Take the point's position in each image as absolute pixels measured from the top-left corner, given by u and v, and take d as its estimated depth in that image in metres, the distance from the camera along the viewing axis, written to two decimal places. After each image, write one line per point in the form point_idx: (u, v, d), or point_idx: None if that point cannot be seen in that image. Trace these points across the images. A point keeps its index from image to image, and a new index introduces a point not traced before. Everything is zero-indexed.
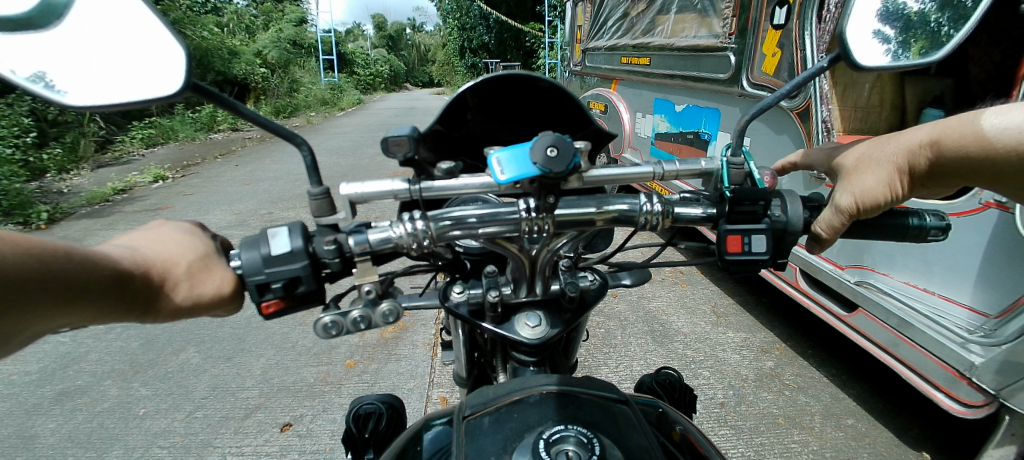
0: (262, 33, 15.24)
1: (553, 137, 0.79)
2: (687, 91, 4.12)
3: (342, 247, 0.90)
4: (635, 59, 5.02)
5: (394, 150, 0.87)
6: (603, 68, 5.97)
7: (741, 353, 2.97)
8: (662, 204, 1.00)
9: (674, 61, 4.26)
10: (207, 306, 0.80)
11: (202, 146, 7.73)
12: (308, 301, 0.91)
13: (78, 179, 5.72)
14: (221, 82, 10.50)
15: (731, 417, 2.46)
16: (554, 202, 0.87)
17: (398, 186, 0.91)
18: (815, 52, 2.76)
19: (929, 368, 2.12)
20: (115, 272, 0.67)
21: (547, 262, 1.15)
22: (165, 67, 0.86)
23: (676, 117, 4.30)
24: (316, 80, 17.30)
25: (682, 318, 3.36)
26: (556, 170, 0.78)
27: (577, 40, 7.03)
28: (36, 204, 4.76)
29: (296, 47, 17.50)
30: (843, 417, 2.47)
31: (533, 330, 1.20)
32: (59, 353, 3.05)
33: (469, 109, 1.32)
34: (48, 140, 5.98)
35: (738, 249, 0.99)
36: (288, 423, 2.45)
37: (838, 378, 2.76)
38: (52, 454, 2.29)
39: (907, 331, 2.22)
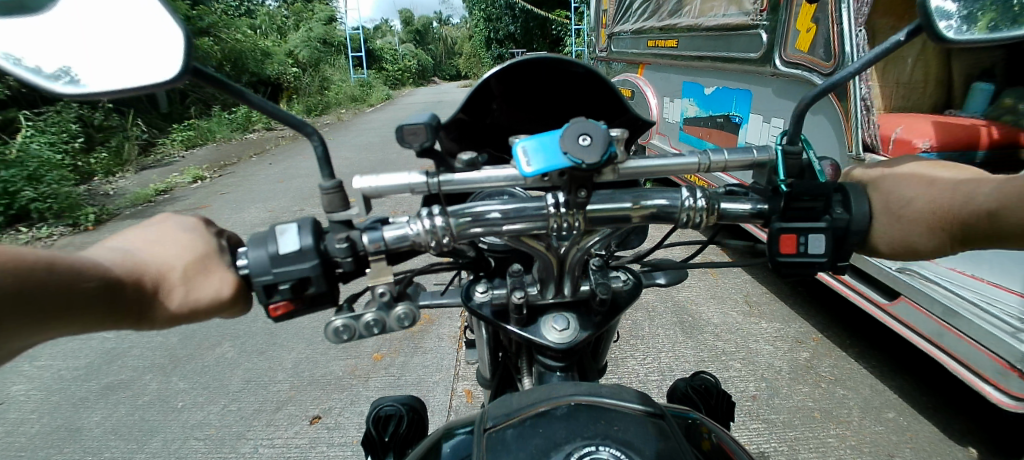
0: (293, 33, 15.62)
1: (585, 126, 0.76)
2: (717, 73, 3.96)
3: (354, 244, 0.90)
4: (662, 42, 4.87)
5: (410, 139, 0.86)
6: (629, 52, 5.82)
7: (774, 345, 2.86)
8: (706, 199, 0.95)
9: (703, 42, 4.10)
10: (206, 310, 0.82)
11: (239, 146, 8.01)
12: (319, 303, 0.91)
13: (124, 181, 6.03)
14: (256, 83, 10.84)
15: (764, 411, 2.37)
16: (586, 197, 0.83)
17: (415, 179, 0.89)
18: (853, 25, 2.59)
19: (978, 360, 1.94)
20: (106, 281, 0.69)
21: (577, 261, 1.12)
22: (158, 59, 0.85)
23: (705, 100, 4.14)
24: (347, 77, 17.64)
25: (712, 309, 3.26)
26: (590, 160, 0.74)
27: (603, 25, 6.87)
28: (86, 207, 5.06)
29: (325, 45, 17.87)
30: (884, 410, 2.35)
31: (561, 333, 1.18)
32: (106, 348, 3.24)
33: (494, 99, 1.30)
34: (95, 144, 6.33)
35: (793, 250, 0.94)
36: (317, 416, 2.53)
37: (878, 370, 2.61)
38: (98, 444, 2.44)
39: (953, 321, 2.06)
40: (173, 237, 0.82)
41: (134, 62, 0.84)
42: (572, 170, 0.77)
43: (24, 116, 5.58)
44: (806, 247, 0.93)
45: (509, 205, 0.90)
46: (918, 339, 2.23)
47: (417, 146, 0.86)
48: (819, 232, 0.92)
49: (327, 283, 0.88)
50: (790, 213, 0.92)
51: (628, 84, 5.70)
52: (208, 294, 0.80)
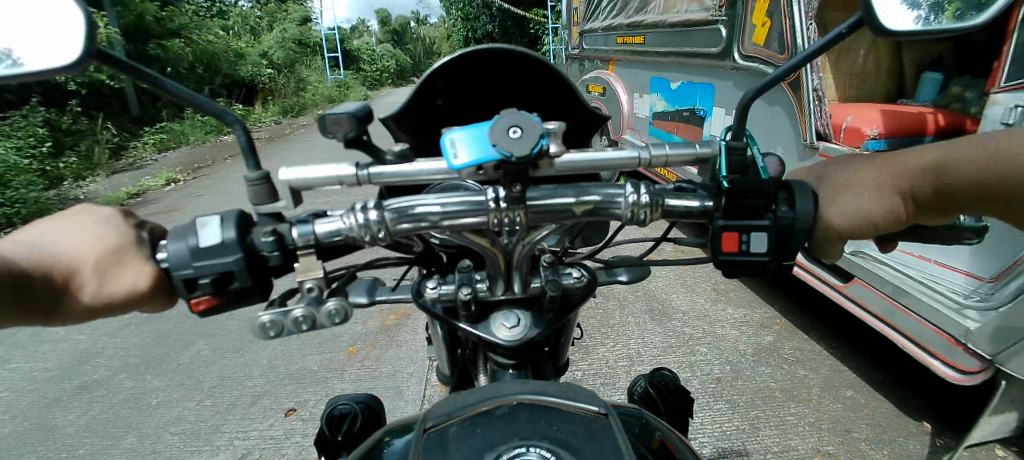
0: (267, 33, 15.38)
1: (515, 118, 0.79)
2: (681, 68, 4.07)
3: (282, 237, 0.93)
4: (630, 39, 4.96)
5: (333, 129, 0.89)
6: (600, 49, 5.91)
7: (740, 329, 3.03)
8: (650, 195, 0.96)
9: (668, 38, 4.20)
10: (124, 301, 0.82)
11: (213, 148, 7.88)
12: (247, 297, 0.97)
13: (94, 185, 5.88)
14: (229, 84, 10.66)
15: (727, 392, 2.50)
16: (522, 191, 0.90)
17: (343, 171, 0.94)
18: (803, 19, 2.71)
19: (925, 336, 2.13)
20: (8, 274, 0.72)
21: (524, 255, 1.16)
22: (64, 40, 0.86)
23: (671, 95, 4.24)
24: (323, 78, 17.45)
25: (680, 297, 3.41)
26: (518, 153, 0.78)
27: (574, 24, 6.97)
28: (55, 212, 4.93)
29: (300, 46, 17.63)
30: (842, 389, 2.50)
31: (511, 330, 1.21)
32: (77, 351, 3.17)
33: (439, 94, 1.36)
34: (64, 148, 6.16)
35: (736, 248, 0.95)
36: (293, 408, 2.53)
37: (838, 352, 2.80)
38: (71, 443, 2.40)
39: (902, 299, 2.25)
40: (85, 225, 0.81)
41: (47, 46, 0.88)
42: (503, 161, 0.81)
43: None
44: (748, 244, 0.94)
45: (449, 202, 0.94)
46: (869, 317, 2.45)
47: (340, 136, 0.89)
48: (762, 230, 0.94)
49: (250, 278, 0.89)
50: (732, 209, 0.94)
51: (599, 81, 5.80)
52: (120, 286, 0.80)
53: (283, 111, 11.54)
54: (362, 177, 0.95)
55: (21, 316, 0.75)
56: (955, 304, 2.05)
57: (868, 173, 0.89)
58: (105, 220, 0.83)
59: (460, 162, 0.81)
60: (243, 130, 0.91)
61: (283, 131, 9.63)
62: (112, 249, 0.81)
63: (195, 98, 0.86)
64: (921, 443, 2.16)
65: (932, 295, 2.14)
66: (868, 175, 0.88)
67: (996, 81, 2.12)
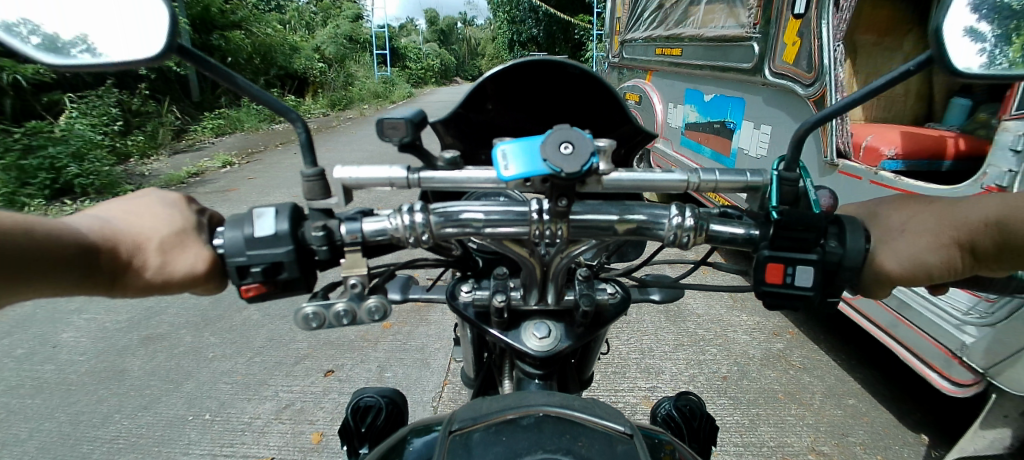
0: (321, 29, 16.07)
1: (564, 140, 1.07)
2: (715, 81, 4.06)
3: (329, 233, 1.27)
4: (667, 50, 4.99)
5: (390, 133, 1.22)
6: (638, 60, 5.93)
7: (753, 335, 3.73)
8: (694, 219, 1.27)
9: (703, 52, 4.21)
10: (188, 281, 1.11)
11: (266, 136, 8.29)
12: (286, 288, 1.27)
13: (157, 163, 6.33)
14: (283, 75, 11.19)
15: (731, 389, 3.13)
16: (564, 202, 1.16)
17: (392, 176, 1.23)
18: (831, 40, 2.72)
19: (926, 347, 2.64)
20: (103, 252, 0.98)
21: (559, 269, 1.46)
22: (149, 37, 1.09)
23: (704, 106, 4.24)
24: (371, 74, 18.06)
25: (698, 301, 4.20)
26: (564, 167, 1.05)
27: (616, 33, 7.00)
28: (125, 185, 5.40)
29: (352, 43, 18.32)
30: (847, 398, 3.08)
31: (540, 340, 1.54)
32: None
33: (488, 99, 1.61)
34: (132, 129, 6.67)
35: (783, 280, 1.12)
36: None
37: (846, 364, 3.42)
38: None
39: (907, 314, 2.79)
40: (152, 212, 1.10)
41: (132, 40, 1.11)
42: (552, 174, 1.08)
43: (68, 98, 5.95)
44: (796, 277, 1.12)
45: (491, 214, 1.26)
46: (876, 329, 3.01)
47: (396, 138, 1.23)
48: (809, 265, 1.09)
49: (296, 271, 1.20)
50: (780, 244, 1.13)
51: (636, 90, 5.83)
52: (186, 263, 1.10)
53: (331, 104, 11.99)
54: (413, 180, 1.32)
55: (105, 288, 1.00)
56: (956, 321, 2.48)
57: (927, 222, 1.10)
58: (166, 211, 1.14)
59: (510, 173, 1.10)
60: (300, 126, 1.08)
61: (331, 124, 10.07)
62: (174, 232, 1.11)
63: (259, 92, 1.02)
64: (915, 452, 2.67)
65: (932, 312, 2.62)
66: (927, 225, 1.10)
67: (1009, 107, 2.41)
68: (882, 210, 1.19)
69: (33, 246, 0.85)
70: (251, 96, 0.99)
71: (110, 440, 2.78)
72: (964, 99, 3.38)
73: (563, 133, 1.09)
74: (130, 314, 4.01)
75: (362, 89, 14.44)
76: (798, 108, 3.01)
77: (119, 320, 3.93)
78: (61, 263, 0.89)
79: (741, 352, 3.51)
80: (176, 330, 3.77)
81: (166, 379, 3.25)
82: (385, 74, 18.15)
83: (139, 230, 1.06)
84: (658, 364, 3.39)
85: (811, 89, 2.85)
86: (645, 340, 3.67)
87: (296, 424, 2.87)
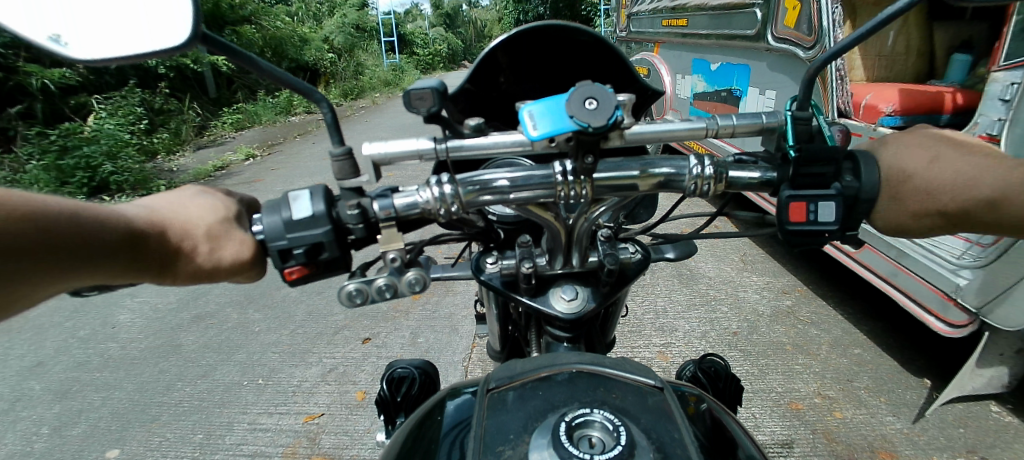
0: (328, 20, 16.14)
1: (591, 91, 1.02)
2: (721, 50, 4.04)
3: (364, 211, 1.21)
4: (674, 21, 4.95)
5: (418, 103, 1.26)
6: (645, 32, 5.88)
7: (762, 293, 3.80)
8: (712, 169, 1.25)
9: (708, 22, 4.18)
10: (226, 268, 1.00)
11: (284, 128, 8.47)
12: (331, 267, 1.20)
13: (184, 159, 6.54)
14: (295, 68, 11.33)
15: (741, 342, 3.26)
16: (590, 160, 1.11)
17: (422, 146, 1.21)
18: (829, 3, 2.71)
19: (925, 294, 2.68)
20: (126, 230, 0.86)
21: (576, 236, 2.03)
22: (171, 21, 0.98)
23: (711, 76, 4.23)
24: (380, 62, 18.17)
25: (709, 263, 4.27)
26: (595, 123, 1.01)
27: (623, 7, 6.92)
28: (157, 181, 5.63)
29: (360, 32, 18.41)
30: (851, 347, 3.18)
31: (567, 302, 2.09)
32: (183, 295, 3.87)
33: (501, 72, 1.96)
34: (156, 127, 6.86)
35: (803, 217, 1.11)
36: (367, 341, 3.42)
37: (852, 317, 3.48)
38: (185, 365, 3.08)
39: (904, 262, 2.82)
40: (193, 200, 1.02)
41: (147, 26, 0.98)
42: (579, 132, 1.04)
43: (95, 100, 6.18)
44: (816, 212, 1.10)
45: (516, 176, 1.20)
46: (874, 278, 3.06)
47: (424, 108, 1.26)
48: (830, 200, 1.10)
49: (337, 250, 1.12)
50: (797, 180, 1.10)
51: (644, 63, 5.80)
52: (229, 248, 1.00)
53: (345, 93, 12.12)
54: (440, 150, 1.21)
55: (134, 270, 0.88)
56: (952, 266, 2.52)
57: None
58: (207, 195, 1.06)
59: (536, 132, 1.05)
60: (330, 110, 1.18)
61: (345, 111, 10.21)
62: (208, 218, 1.00)
63: (278, 70, 1.04)
64: (917, 394, 2.78)
65: (930, 258, 2.67)
66: None
67: (997, 59, 2.40)
68: None
69: (68, 231, 0.79)
70: (285, 82, 1.07)
71: (175, 404, 3.07)
72: (967, 53, 3.39)
73: (587, 86, 1.04)
74: (178, 296, 4.25)
75: (373, 76, 14.52)
76: (800, 74, 3.04)
77: (169, 302, 4.18)
78: (100, 247, 0.82)
79: (752, 307, 3.64)
80: (223, 308, 4.01)
81: (220, 354, 3.48)
82: (395, 60, 18.14)
83: (177, 215, 0.96)
84: (671, 321, 3.51)
85: (811, 54, 2.87)
86: (657, 302, 3.78)
87: (342, 384, 3.13)
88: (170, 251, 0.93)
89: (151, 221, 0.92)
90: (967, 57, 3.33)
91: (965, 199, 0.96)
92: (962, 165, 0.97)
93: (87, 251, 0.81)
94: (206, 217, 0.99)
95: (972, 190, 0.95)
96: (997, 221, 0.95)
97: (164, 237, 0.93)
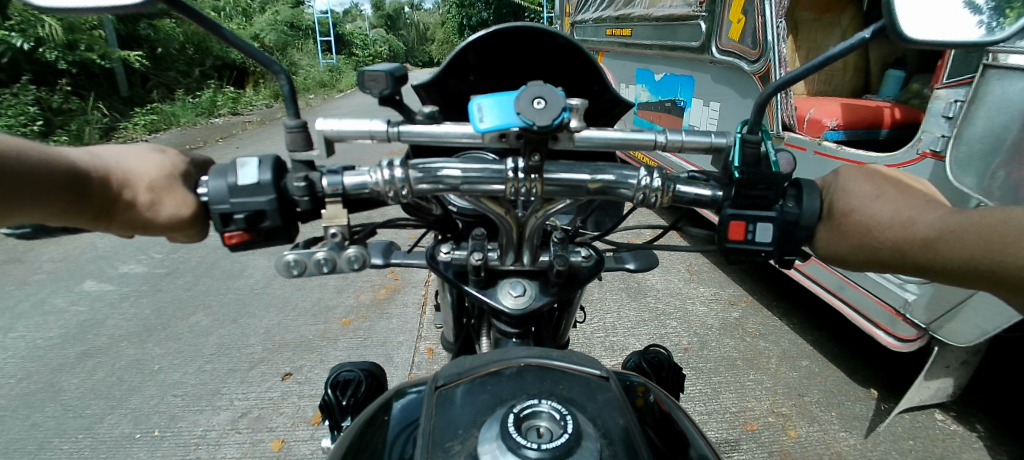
0: (257, 15, 15.12)
1: (545, 95, 1.27)
2: (665, 60, 4.14)
3: (313, 186, 1.32)
4: (618, 31, 5.03)
5: (370, 84, 1.52)
6: (589, 40, 5.96)
7: (710, 306, 3.91)
8: (661, 179, 1.31)
9: (653, 32, 4.26)
10: (166, 224, 1.01)
11: (206, 131, 7.78)
12: (271, 238, 1.07)
13: None
14: (219, 66, 10.19)
15: (693, 360, 3.32)
16: (537, 157, 1.35)
17: (380, 128, 1.45)
18: (774, 17, 2.81)
19: (873, 308, 2.86)
20: (69, 173, 0.85)
21: (533, 230, 1.49)
22: None
23: (655, 86, 4.32)
24: (315, 61, 17.29)
25: (658, 277, 4.35)
26: (539, 119, 1.26)
27: (566, 13, 6.97)
28: None
29: (292, 29, 17.41)
30: (800, 360, 3.31)
31: (517, 298, 1.55)
32: (79, 321, 3.57)
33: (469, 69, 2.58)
34: (53, 128, 6.05)
35: (740, 235, 1.03)
36: (289, 373, 3.04)
37: (799, 327, 3.65)
38: (79, 414, 2.75)
39: (851, 277, 3.01)
40: (137, 159, 1.00)
41: None
42: (526, 130, 1.33)
43: None
44: (754, 232, 1.03)
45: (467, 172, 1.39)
46: (823, 291, 3.23)
47: (376, 89, 1.53)
48: (766, 222, 1.03)
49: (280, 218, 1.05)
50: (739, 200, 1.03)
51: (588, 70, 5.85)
52: (169, 205, 1.02)
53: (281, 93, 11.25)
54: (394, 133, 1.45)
55: (77, 211, 0.89)
56: (898, 282, 2.70)
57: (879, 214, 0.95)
58: (154, 154, 1.04)
59: (485, 124, 1.33)
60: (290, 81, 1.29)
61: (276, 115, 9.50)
62: (159, 179, 1.00)
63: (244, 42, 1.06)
64: (866, 407, 2.92)
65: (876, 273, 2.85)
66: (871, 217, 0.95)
67: (940, 77, 2.51)
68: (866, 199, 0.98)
69: (39, 170, 0.81)
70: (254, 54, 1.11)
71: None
72: (900, 70, 3.66)
73: (538, 86, 1.32)
74: (61, 329, 3.49)
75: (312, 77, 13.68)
76: (745, 85, 3.12)
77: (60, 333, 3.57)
78: (53, 184, 0.82)
79: (701, 322, 3.72)
80: (115, 343, 3.35)
81: (119, 395, 2.88)
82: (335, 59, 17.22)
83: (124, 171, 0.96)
84: (622, 340, 3.49)
85: (758, 65, 2.93)
86: (607, 319, 3.76)
87: (254, 434, 2.63)
88: (109, 199, 0.93)
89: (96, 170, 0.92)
90: (900, 74, 3.60)
91: (898, 236, 0.89)
92: (902, 205, 0.90)
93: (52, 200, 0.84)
94: (148, 175, 0.99)
95: (908, 227, 0.88)
96: (936, 260, 0.85)
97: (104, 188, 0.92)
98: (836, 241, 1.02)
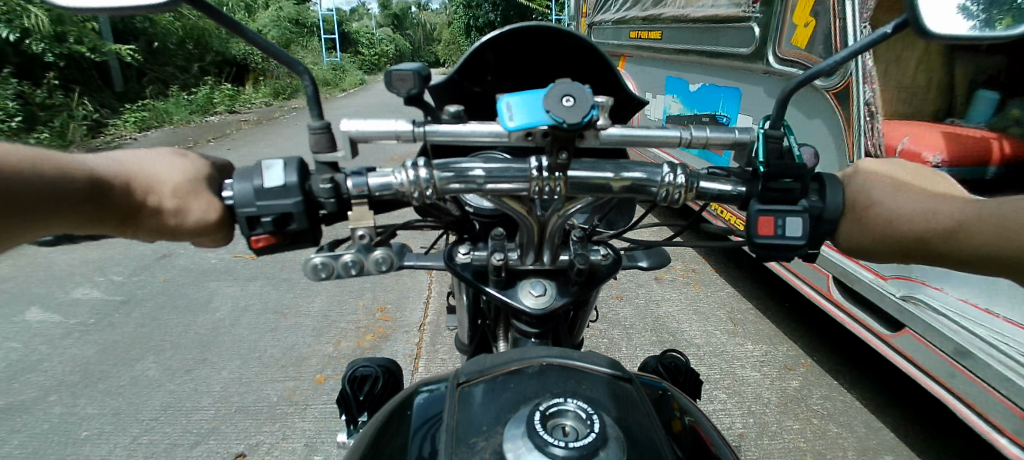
0: (261, 11, 14.75)
1: (569, 87, 0.81)
2: (703, 68, 3.87)
3: (338, 186, 0.95)
4: (646, 34, 4.74)
5: (400, 84, 1.16)
6: (610, 43, 5.70)
7: (761, 371, 2.87)
8: (684, 176, 0.97)
9: (689, 35, 3.95)
10: (189, 230, 0.84)
11: (198, 130, 7.45)
12: (300, 239, 0.96)
13: None
14: (220, 61, 9.93)
15: (753, 455, 2.30)
16: (565, 159, 0.88)
17: (400, 127, 1.01)
18: (858, 20, 2.44)
19: (992, 407, 1.81)
20: (87, 182, 0.71)
21: (557, 228, 1.23)
22: None
23: (691, 97, 4.05)
24: (319, 60, 16.85)
25: (693, 326, 3.27)
26: (569, 120, 0.80)
27: (583, 15, 6.71)
28: None
29: (296, 26, 17.04)
30: (879, 455, 2.32)
31: (537, 295, 1.65)
32: (10, 360, 2.78)
33: (489, 71, 2.33)
34: (37, 124, 5.79)
35: (770, 232, 0.88)
36: (242, 453, 2.21)
37: (872, 406, 2.62)
38: None
39: (964, 361, 1.91)
40: (157, 161, 0.83)
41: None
42: (554, 128, 0.83)
43: None
44: (783, 229, 0.87)
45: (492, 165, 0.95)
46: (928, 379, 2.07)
47: (405, 90, 1.16)
48: (797, 215, 0.87)
49: (307, 220, 0.90)
50: (768, 193, 0.88)
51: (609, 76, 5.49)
52: (194, 209, 0.84)
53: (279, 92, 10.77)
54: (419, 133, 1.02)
55: (95, 222, 0.75)
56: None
57: (912, 203, 0.79)
58: (176, 157, 0.88)
59: (513, 124, 0.85)
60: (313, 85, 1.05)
61: (272, 114, 9.06)
62: (186, 180, 0.83)
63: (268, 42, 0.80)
64: None
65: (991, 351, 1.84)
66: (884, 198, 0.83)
67: None
68: (889, 182, 0.83)
69: (54, 181, 0.67)
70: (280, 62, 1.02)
71: None
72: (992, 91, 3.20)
73: (564, 81, 0.83)
74: None
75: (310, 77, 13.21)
76: (814, 106, 2.64)
77: None
78: (67, 199, 0.69)
79: (757, 393, 2.69)
80: (42, 397, 2.52)
81: (60, 445, 2.23)
82: (334, 59, 16.69)
83: (141, 174, 0.79)
84: None
85: (833, 81, 2.47)
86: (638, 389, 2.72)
87: None
88: (130, 207, 0.77)
89: (113, 172, 0.76)
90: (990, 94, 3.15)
91: (923, 230, 0.78)
92: (929, 195, 0.79)
93: (76, 208, 0.71)
94: (173, 178, 0.82)
95: (931, 218, 0.77)
96: (958, 252, 0.76)
97: (127, 193, 0.77)
98: (856, 234, 0.88)
